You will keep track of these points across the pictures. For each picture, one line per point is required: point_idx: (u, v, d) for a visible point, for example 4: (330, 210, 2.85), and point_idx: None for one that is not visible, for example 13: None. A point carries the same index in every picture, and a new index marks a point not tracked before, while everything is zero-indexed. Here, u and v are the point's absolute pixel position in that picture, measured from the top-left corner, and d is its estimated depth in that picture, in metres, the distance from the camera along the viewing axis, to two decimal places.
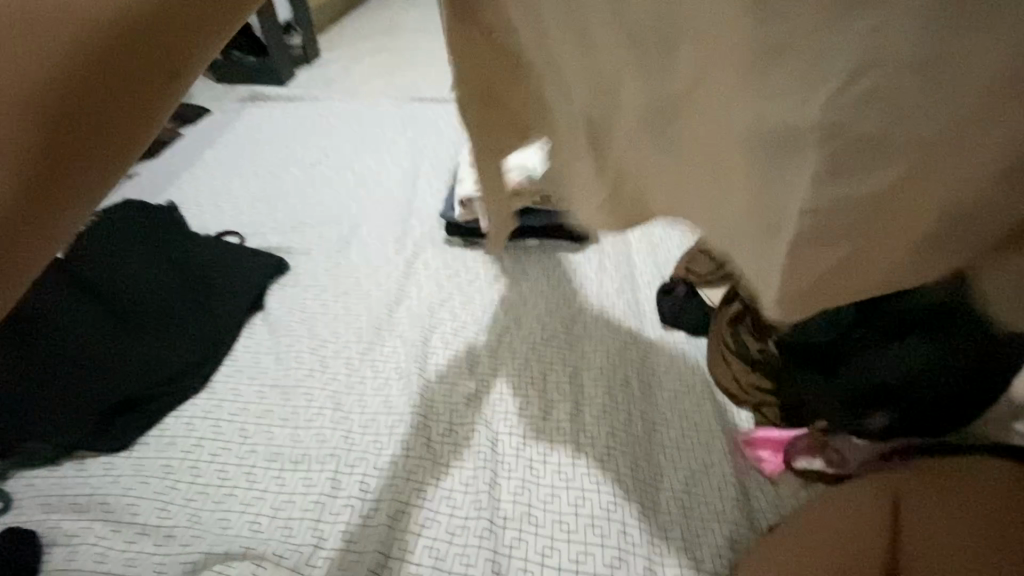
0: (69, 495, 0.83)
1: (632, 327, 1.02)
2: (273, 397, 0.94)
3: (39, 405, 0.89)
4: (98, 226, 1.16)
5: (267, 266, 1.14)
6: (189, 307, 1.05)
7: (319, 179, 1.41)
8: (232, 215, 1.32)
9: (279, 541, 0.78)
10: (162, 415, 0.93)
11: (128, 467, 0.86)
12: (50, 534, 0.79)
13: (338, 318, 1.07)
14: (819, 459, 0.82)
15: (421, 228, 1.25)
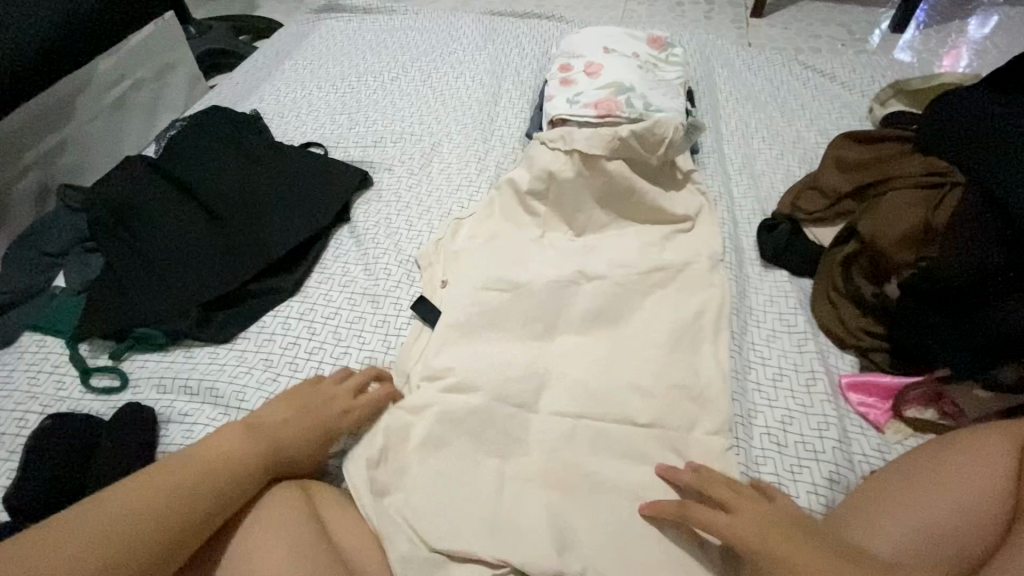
0: (180, 377, 0.88)
1: (731, 263, 0.97)
2: (363, 305, 0.96)
3: (149, 293, 0.93)
4: (189, 131, 1.17)
5: (352, 178, 1.13)
6: (280, 214, 1.06)
7: (398, 94, 1.36)
8: (312, 126, 1.30)
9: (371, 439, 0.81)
10: (259, 313, 0.96)
11: (232, 357, 0.90)
12: (165, 412, 0.85)
13: (422, 235, 1.06)
14: (931, 410, 0.80)
15: (502, 150, 1.21)
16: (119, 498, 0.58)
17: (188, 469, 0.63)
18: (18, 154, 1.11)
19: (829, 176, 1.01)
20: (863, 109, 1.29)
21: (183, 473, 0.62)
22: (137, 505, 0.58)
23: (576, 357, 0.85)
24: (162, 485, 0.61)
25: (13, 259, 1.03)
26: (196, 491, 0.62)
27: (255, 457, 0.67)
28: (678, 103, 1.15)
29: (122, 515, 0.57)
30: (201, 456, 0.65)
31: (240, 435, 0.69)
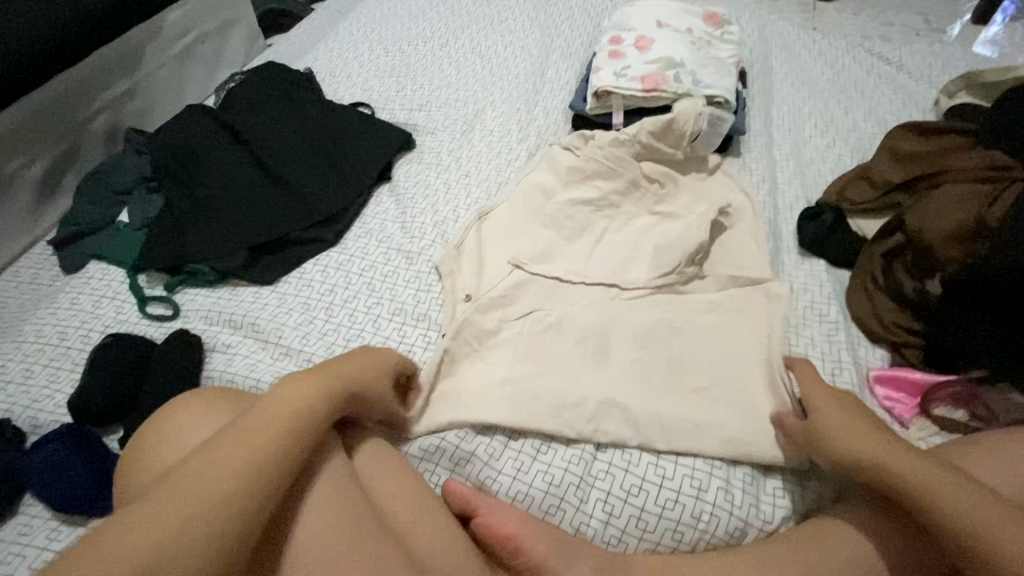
0: (225, 312, 0.94)
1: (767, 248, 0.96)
2: (397, 260, 0.99)
3: (202, 233, 1.00)
4: (247, 85, 1.23)
5: (396, 139, 1.16)
6: (327, 169, 1.10)
7: (446, 61, 1.38)
8: (362, 87, 1.33)
9: None
10: (300, 259, 1.00)
11: (272, 298, 0.95)
12: (211, 342, 0.90)
13: (459, 198, 1.08)
14: (961, 411, 0.78)
15: (545, 121, 1.21)
16: (188, 486, 0.52)
17: (244, 434, 0.57)
18: (91, 96, 1.18)
19: (882, 167, 0.98)
20: (929, 102, 1.22)
21: (241, 442, 0.56)
22: (204, 481, 0.53)
23: (587, 317, 0.85)
24: (220, 461, 0.55)
25: (86, 194, 1.11)
26: (269, 446, 0.57)
27: (308, 407, 0.62)
28: (728, 82, 1.12)
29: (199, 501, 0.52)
30: (248, 422, 0.59)
31: (286, 386, 0.64)
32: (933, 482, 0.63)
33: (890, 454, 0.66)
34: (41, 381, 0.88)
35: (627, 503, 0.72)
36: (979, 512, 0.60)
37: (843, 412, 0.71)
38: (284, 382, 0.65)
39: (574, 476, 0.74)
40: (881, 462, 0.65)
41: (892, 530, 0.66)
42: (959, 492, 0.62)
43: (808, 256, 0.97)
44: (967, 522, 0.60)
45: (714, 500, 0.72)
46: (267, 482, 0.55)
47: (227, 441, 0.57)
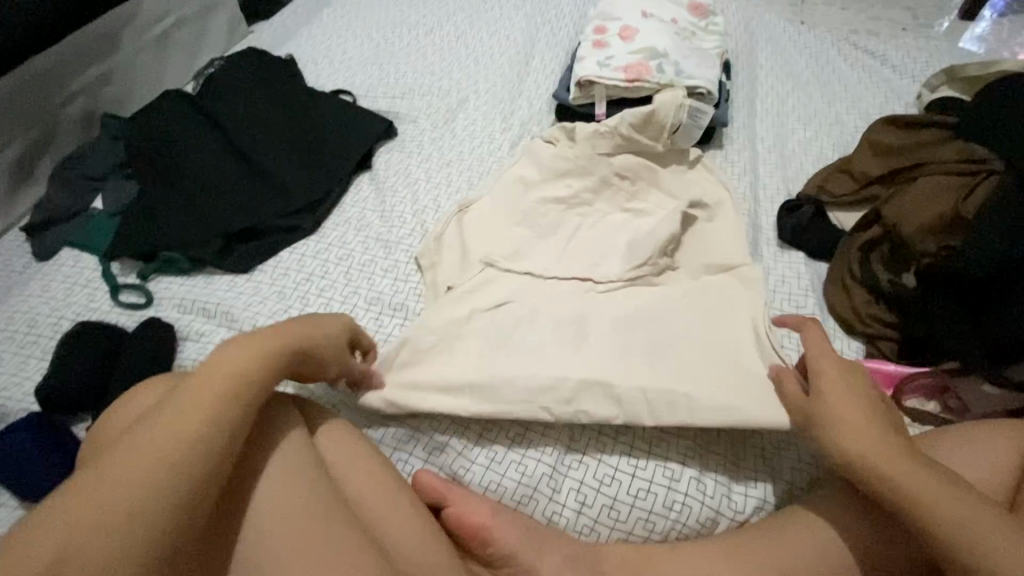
0: (200, 300, 0.92)
1: (747, 239, 0.96)
2: (375, 249, 0.98)
3: (177, 221, 0.98)
4: (225, 71, 1.21)
5: (377, 127, 1.14)
6: (306, 157, 1.09)
7: (431, 49, 1.36)
8: (344, 74, 1.32)
9: None
10: (277, 247, 0.99)
11: (248, 287, 0.94)
12: (184, 330, 0.89)
13: (440, 188, 1.07)
14: (932, 403, 0.79)
15: (528, 110, 1.20)
16: (120, 472, 0.50)
17: (178, 415, 0.54)
18: (65, 79, 1.16)
19: (861, 160, 0.98)
20: (911, 96, 1.22)
21: (175, 423, 0.54)
22: (138, 467, 0.51)
23: (565, 302, 0.84)
24: (154, 444, 0.52)
25: (59, 180, 1.09)
26: (194, 428, 0.54)
27: (244, 380, 0.59)
28: (712, 72, 1.11)
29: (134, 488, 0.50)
30: (184, 399, 0.56)
31: (221, 356, 0.60)
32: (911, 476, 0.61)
33: (880, 446, 0.63)
34: (10, 369, 0.86)
35: (600, 493, 0.72)
36: (952, 509, 0.59)
37: (836, 393, 0.67)
38: (216, 352, 0.61)
39: (548, 465, 0.74)
40: (864, 454, 0.63)
41: (860, 520, 0.66)
42: (938, 488, 0.60)
43: (788, 248, 0.96)
44: (941, 520, 0.59)
45: (686, 490, 0.72)
46: (203, 463, 0.53)
47: (152, 424, 0.54)
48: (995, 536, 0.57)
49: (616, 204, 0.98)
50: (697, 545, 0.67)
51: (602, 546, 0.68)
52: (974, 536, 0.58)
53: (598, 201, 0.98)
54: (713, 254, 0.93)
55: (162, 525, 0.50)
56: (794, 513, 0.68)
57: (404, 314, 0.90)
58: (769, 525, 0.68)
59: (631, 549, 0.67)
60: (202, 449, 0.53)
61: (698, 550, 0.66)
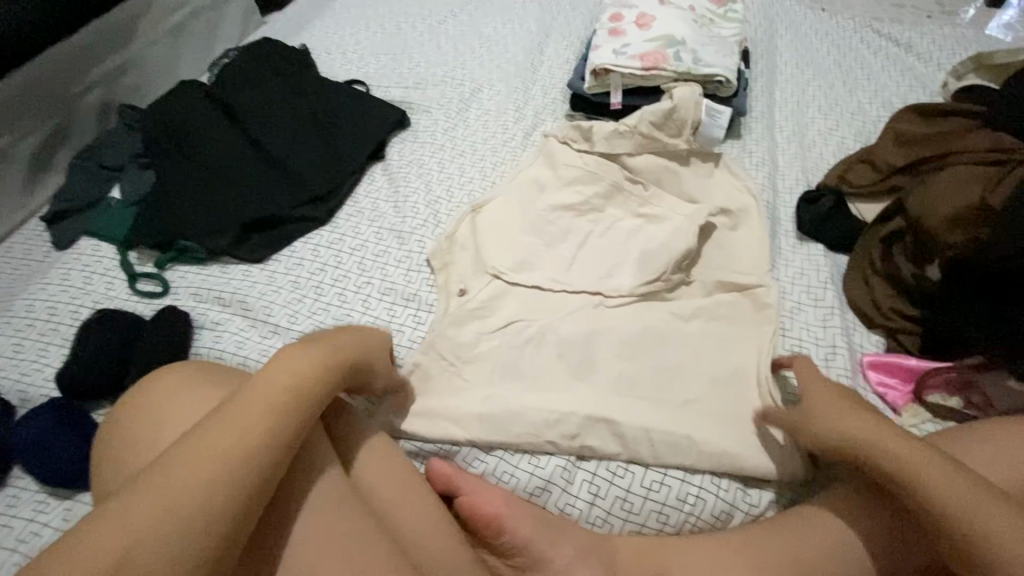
0: (215, 289, 0.93)
1: (765, 230, 0.94)
2: (388, 239, 0.98)
3: (193, 210, 0.98)
4: (240, 62, 1.21)
5: (390, 117, 1.14)
6: (320, 148, 1.09)
7: (444, 38, 1.35)
8: (357, 64, 1.31)
9: None
10: (291, 237, 0.99)
11: (263, 276, 0.94)
12: (200, 319, 0.90)
13: (453, 179, 1.07)
14: (955, 398, 0.77)
15: (542, 100, 1.19)
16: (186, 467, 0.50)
17: (234, 422, 0.54)
18: (82, 70, 1.17)
19: (884, 150, 0.96)
20: (937, 84, 1.19)
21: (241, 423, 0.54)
22: (196, 463, 0.51)
23: None
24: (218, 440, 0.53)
25: (78, 169, 1.10)
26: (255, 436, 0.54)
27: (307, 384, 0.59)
28: (731, 60, 1.09)
29: (195, 481, 0.50)
30: (242, 408, 0.55)
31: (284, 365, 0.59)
32: (946, 494, 0.59)
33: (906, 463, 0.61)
34: (31, 356, 0.88)
35: (613, 485, 0.72)
36: (987, 521, 0.57)
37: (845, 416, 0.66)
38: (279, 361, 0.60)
39: (561, 457, 0.74)
40: (893, 476, 0.61)
41: (877, 525, 0.64)
42: (975, 504, 0.58)
43: (807, 240, 0.95)
44: (976, 537, 0.57)
45: (700, 483, 0.71)
46: (259, 474, 0.52)
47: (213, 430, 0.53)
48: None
49: (631, 196, 0.97)
50: (710, 538, 0.66)
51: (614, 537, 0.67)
52: (1013, 552, 0.56)
53: (613, 193, 0.97)
54: (728, 250, 0.92)
55: (219, 520, 0.49)
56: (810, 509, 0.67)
57: (416, 304, 0.90)
58: (784, 520, 0.67)
59: (643, 541, 0.67)
60: (262, 457, 0.53)
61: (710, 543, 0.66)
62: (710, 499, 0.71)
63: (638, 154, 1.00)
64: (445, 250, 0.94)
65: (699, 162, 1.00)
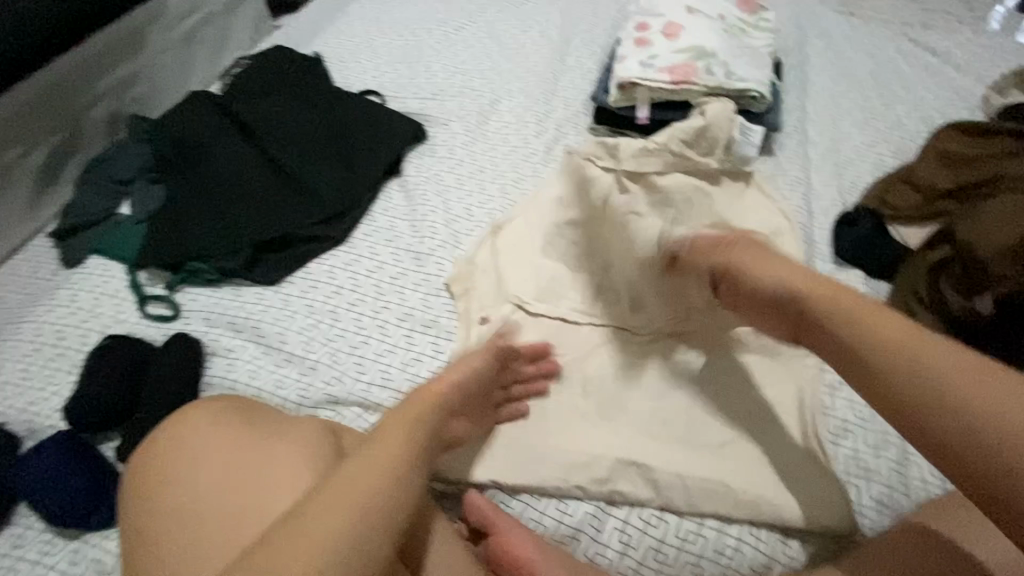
0: (227, 314, 0.89)
1: (801, 256, 0.89)
2: (406, 261, 0.94)
3: (205, 231, 0.95)
4: (253, 72, 1.17)
5: (407, 131, 1.10)
6: (335, 163, 1.05)
7: (461, 46, 1.31)
8: (372, 73, 1.27)
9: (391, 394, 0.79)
10: (306, 258, 0.95)
11: (276, 300, 0.91)
12: (212, 345, 0.86)
13: (473, 196, 1.03)
14: None
15: (563, 113, 1.14)
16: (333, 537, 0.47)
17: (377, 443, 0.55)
18: (92, 81, 1.14)
19: (928, 171, 0.91)
20: (978, 97, 1.13)
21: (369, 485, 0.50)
22: (340, 499, 0.49)
23: None
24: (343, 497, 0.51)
25: (87, 184, 1.07)
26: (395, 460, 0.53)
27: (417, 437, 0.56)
28: (764, 73, 1.04)
29: (333, 548, 0.47)
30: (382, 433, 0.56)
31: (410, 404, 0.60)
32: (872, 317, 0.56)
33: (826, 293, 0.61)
34: (39, 383, 0.85)
35: (645, 534, 0.68)
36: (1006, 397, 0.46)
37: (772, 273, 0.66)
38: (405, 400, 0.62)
39: (590, 503, 0.70)
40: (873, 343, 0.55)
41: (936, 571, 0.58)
42: (925, 347, 0.52)
43: (846, 266, 0.90)
44: (904, 362, 0.52)
45: (738, 534, 0.67)
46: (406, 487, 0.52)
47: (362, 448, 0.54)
48: (953, 364, 0.50)
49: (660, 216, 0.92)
50: None
51: None
52: (937, 376, 0.50)
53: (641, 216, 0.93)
54: None
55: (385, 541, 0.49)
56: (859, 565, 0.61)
57: (436, 331, 0.86)
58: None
59: None
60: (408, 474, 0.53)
61: None
62: (747, 550, 0.67)
63: (666, 171, 0.94)
64: (465, 273, 0.90)
65: (730, 181, 0.96)
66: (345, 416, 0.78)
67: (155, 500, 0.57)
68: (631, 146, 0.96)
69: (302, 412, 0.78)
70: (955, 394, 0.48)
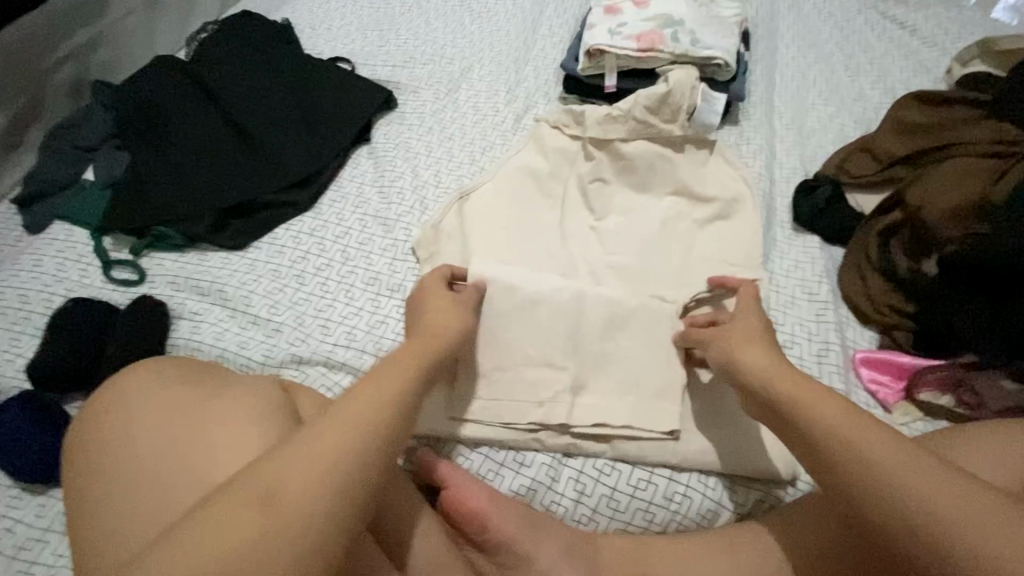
0: (193, 278, 0.89)
1: (760, 221, 0.91)
2: (373, 227, 0.95)
3: (170, 196, 0.95)
4: (218, 37, 1.15)
5: (375, 98, 1.09)
6: (303, 130, 1.04)
7: (434, 14, 1.30)
8: (343, 40, 1.26)
9: (356, 354, 0.80)
10: (273, 224, 0.96)
11: (243, 264, 0.91)
12: (177, 309, 0.87)
13: (442, 163, 1.03)
14: (946, 398, 0.74)
15: (534, 81, 1.15)
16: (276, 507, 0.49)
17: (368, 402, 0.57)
18: (53, 44, 1.11)
19: (884, 138, 0.94)
20: (941, 69, 1.16)
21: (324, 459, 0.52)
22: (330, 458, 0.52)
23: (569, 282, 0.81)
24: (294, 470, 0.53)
25: (50, 149, 1.06)
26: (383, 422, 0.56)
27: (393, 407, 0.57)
28: (731, 41, 1.04)
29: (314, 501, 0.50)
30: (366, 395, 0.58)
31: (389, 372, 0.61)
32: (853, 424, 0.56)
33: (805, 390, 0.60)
34: (2, 345, 0.85)
35: (599, 483, 0.71)
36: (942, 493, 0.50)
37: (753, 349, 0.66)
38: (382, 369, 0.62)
39: (547, 455, 0.73)
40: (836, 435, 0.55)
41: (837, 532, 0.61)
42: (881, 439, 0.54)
43: (804, 231, 0.92)
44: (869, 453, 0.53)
45: (687, 481, 0.71)
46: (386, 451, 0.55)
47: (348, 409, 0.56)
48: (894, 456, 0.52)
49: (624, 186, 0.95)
50: (696, 540, 0.65)
51: (597, 540, 0.66)
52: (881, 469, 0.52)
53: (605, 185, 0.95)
54: (723, 241, 0.89)
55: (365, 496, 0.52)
56: (797, 511, 0.65)
57: (401, 294, 0.87)
58: (775, 524, 0.64)
59: (629, 541, 0.66)
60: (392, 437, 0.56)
61: (697, 547, 0.64)
62: (695, 497, 0.70)
63: (631, 139, 0.96)
64: (431, 238, 0.91)
65: (694, 149, 0.97)
66: (309, 376, 0.79)
67: (101, 443, 0.60)
68: (598, 114, 0.97)
69: (267, 372, 0.79)
70: (915, 509, 0.50)
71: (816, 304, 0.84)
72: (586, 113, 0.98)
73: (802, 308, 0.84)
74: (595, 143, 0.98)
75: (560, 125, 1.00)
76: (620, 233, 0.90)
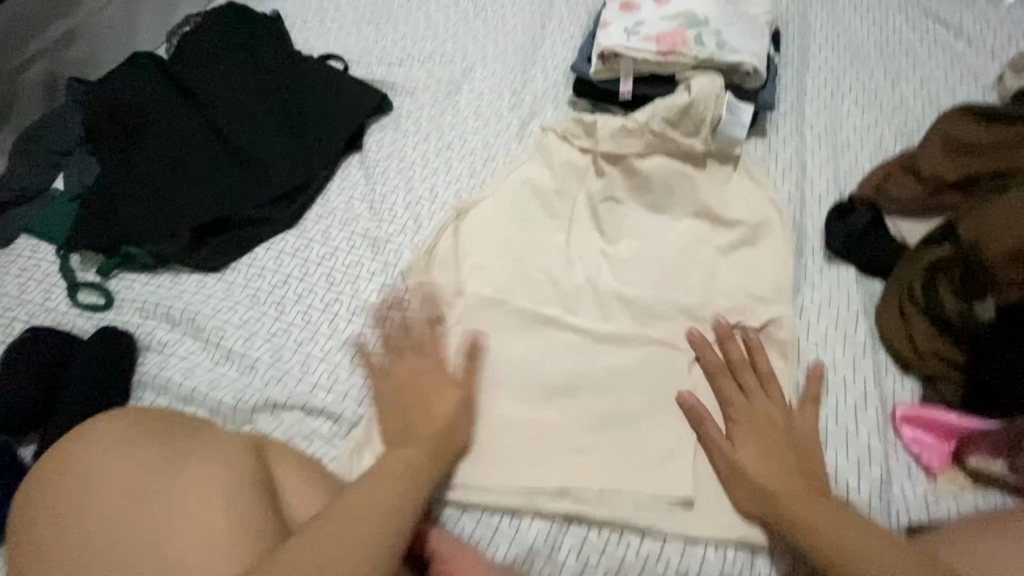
0: (163, 304, 0.82)
1: (789, 250, 0.82)
2: (361, 248, 0.87)
3: (141, 212, 0.87)
4: (199, 31, 1.06)
5: (368, 100, 1.00)
6: (289, 136, 0.96)
7: (435, 6, 1.19)
8: (335, 35, 1.16)
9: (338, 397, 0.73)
10: (253, 243, 0.88)
11: (218, 289, 0.84)
12: (145, 339, 0.79)
13: (439, 174, 0.94)
14: (1000, 463, 0.65)
15: (541, 84, 1.05)
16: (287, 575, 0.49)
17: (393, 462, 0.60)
18: (22, 39, 1.02)
19: (932, 158, 0.84)
20: (990, 76, 1.04)
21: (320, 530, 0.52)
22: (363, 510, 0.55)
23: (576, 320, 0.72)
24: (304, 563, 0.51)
25: (18, 155, 0.98)
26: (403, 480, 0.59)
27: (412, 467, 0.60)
28: (761, 44, 0.94)
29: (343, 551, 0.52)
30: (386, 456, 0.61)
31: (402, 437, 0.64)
32: (841, 529, 0.56)
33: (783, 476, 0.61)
34: None
35: (604, 556, 0.63)
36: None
37: (752, 432, 0.64)
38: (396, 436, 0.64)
39: (546, 521, 0.65)
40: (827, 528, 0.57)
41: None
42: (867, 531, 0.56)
43: (839, 261, 0.82)
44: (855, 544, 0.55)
45: (703, 555, 0.63)
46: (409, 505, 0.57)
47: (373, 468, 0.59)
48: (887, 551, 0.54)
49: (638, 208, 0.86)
50: None
51: None
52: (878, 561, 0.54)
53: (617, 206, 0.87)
54: (749, 272, 0.80)
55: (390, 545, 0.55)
56: None
57: None
58: None
59: None
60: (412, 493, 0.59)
61: None
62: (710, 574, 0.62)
63: (647, 154, 0.87)
64: (424, 263, 0.82)
65: (717, 165, 0.88)
66: (285, 420, 0.72)
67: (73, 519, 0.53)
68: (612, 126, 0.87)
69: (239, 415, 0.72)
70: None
71: (850, 348, 0.75)
72: (597, 124, 0.88)
73: (834, 353, 0.75)
74: (607, 157, 0.88)
75: (569, 136, 0.91)
76: (632, 261, 0.81)
